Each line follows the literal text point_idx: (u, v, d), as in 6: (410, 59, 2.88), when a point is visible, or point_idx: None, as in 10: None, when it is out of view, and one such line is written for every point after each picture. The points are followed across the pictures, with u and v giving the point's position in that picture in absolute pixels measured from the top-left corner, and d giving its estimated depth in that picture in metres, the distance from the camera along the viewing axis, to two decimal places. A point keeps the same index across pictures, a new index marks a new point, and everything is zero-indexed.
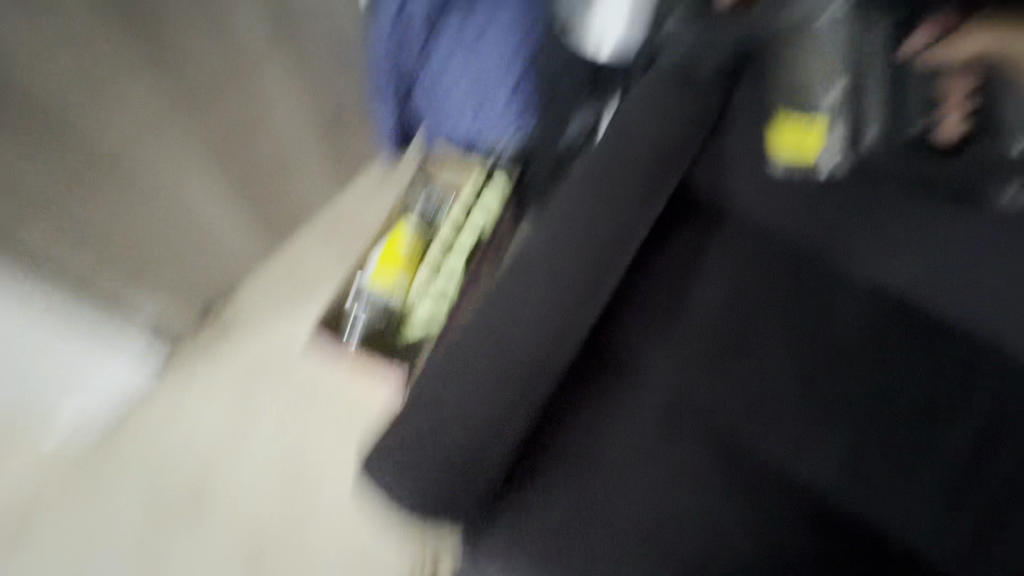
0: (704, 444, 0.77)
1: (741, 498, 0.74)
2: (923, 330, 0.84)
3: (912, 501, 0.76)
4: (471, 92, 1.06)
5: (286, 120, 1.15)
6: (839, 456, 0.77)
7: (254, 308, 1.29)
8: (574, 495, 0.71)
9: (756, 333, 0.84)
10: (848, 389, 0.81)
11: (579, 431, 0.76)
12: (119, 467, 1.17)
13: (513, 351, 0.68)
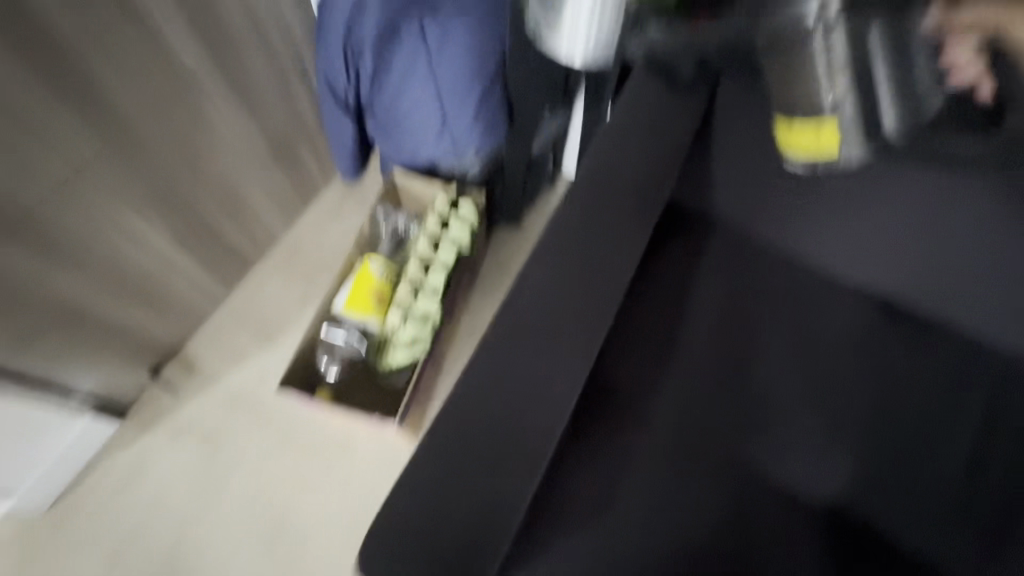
0: (729, 479, 0.70)
1: (777, 534, 0.67)
2: (936, 336, 0.78)
3: (954, 528, 0.67)
4: (435, 114, 0.98)
5: (227, 152, 1.04)
6: (875, 472, 0.71)
7: (213, 358, 1.19)
8: (608, 543, 0.63)
9: (767, 347, 0.77)
10: (874, 397, 0.75)
11: (595, 482, 0.66)
12: (79, 537, 1.03)
13: (509, 401, 0.57)
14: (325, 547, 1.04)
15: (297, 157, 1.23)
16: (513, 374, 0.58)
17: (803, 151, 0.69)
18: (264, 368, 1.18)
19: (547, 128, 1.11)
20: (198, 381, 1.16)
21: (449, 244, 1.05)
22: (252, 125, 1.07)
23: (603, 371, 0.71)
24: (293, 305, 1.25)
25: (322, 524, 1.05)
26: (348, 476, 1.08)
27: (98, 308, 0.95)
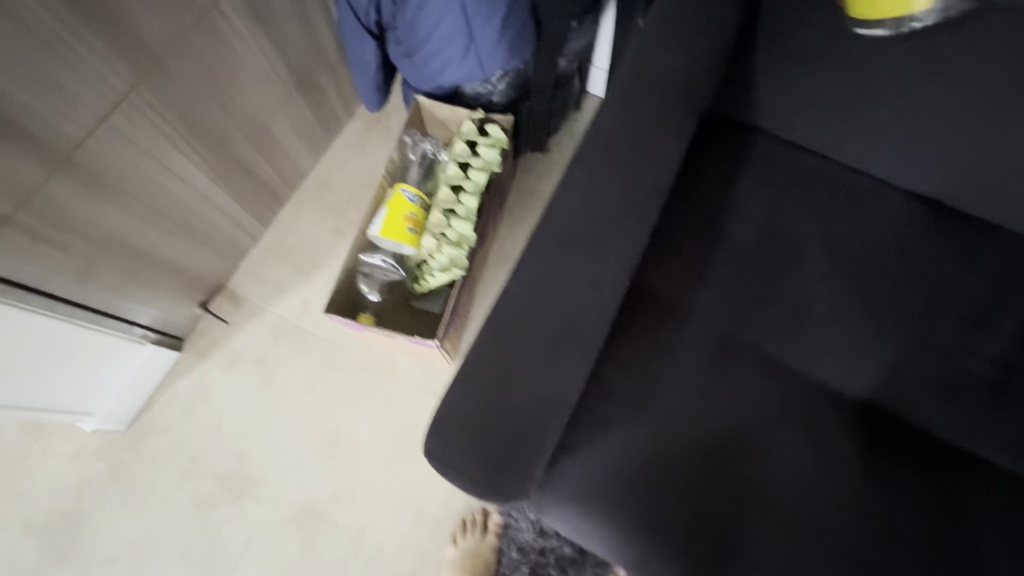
0: (764, 372, 0.73)
1: (810, 421, 0.71)
2: (982, 235, 0.78)
3: (984, 416, 0.70)
4: (460, 30, 0.93)
5: (253, 81, 1.04)
6: (910, 364, 0.73)
7: (259, 288, 1.24)
8: (644, 437, 0.68)
9: (806, 248, 0.78)
10: (910, 292, 0.75)
11: (637, 379, 0.70)
12: (156, 453, 1.14)
13: (556, 304, 0.60)
14: (380, 453, 1.13)
15: (320, 87, 1.22)
16: (554, 285, 0.61)
17: (873, 12, 0.65)
18: (307, 298, 1.24)
19: (574, 44, 1.07)
20: (246, 311, 1.23)
21: (479, 168, 1.05)
22: (275, 54, 1.05)
23: (639, 282, 0.76)
24: (327, 238, 1.28)
25: (372, 438, 1.14)
26: (395, 394, 1.16)
27: (148, 243, 0.99)
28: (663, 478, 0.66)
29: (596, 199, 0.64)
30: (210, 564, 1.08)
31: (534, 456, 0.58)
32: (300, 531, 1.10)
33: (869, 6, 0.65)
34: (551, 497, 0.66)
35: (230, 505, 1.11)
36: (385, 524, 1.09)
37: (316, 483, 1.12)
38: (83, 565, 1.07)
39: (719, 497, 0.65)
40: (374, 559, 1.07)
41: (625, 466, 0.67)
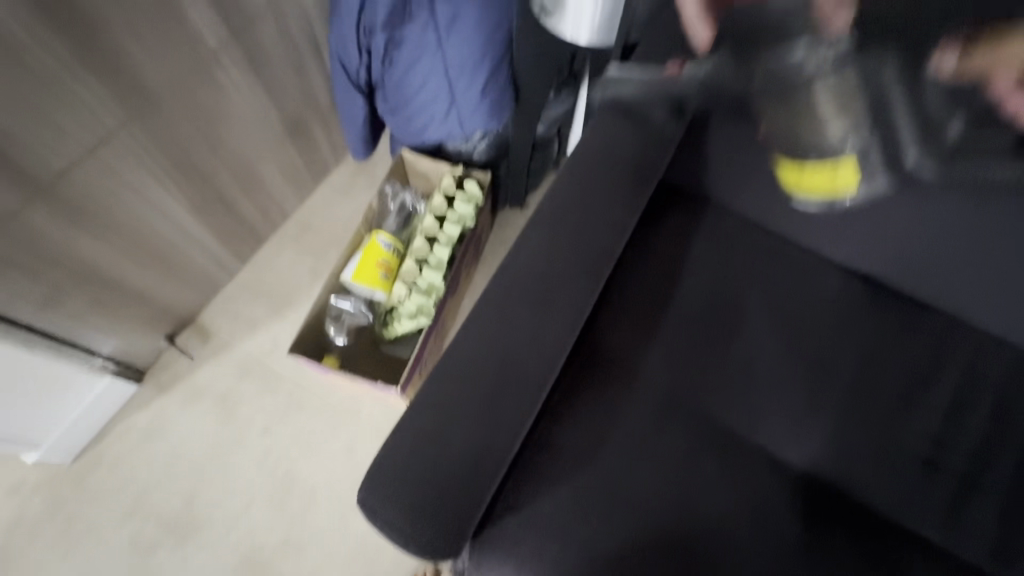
0: (706, 434, 0.75)
1: (750, 485, 0.72)
2: (916, 313, 0.83)
3: (917, 491, 0.73)
4: (444, 92, 1.00)
5: (243, 127, 1.09)
6: (842, 432, 0.76)
7: (229, 323, 1.25)
8: (587, 495, 0.69)
9: (751, 315, 0.81)
10: (844, 364, 0.79)
11: (582, 436, 0.72)
12: (101, 488, 1.09)
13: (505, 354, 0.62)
14: (334, 498, 1.10)
15: (310, 134, 1.27)
16: (505, 336, 0.64)
17: (809, 190, 0.77)
18: (276, 337, 1.24)
19: (552, 110, 1.13)
20: (213, 347, 1.22)
21: (454, 221, 1.10)
22: (268, 102, 1.11)
23: (590, 338, 0.78)
24: (303, 278, 1.30)
25: (327, 485, 1.11)
26: (354, 439, 1.14)
27: (120, 273, 1.00)
28: (605, 538, 0.66)
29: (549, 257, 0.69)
30: None
31: (472, 508, 0.59)
32: None
33: (802, 187, 0.76)
34: (493, 552, 0.66)
35: (170, 551, 1.06)
36: None
37: (264, 530, 1.07)
38: None
39: (654, 557, 0.66)
40: None
41: (568, 524, 0.67)
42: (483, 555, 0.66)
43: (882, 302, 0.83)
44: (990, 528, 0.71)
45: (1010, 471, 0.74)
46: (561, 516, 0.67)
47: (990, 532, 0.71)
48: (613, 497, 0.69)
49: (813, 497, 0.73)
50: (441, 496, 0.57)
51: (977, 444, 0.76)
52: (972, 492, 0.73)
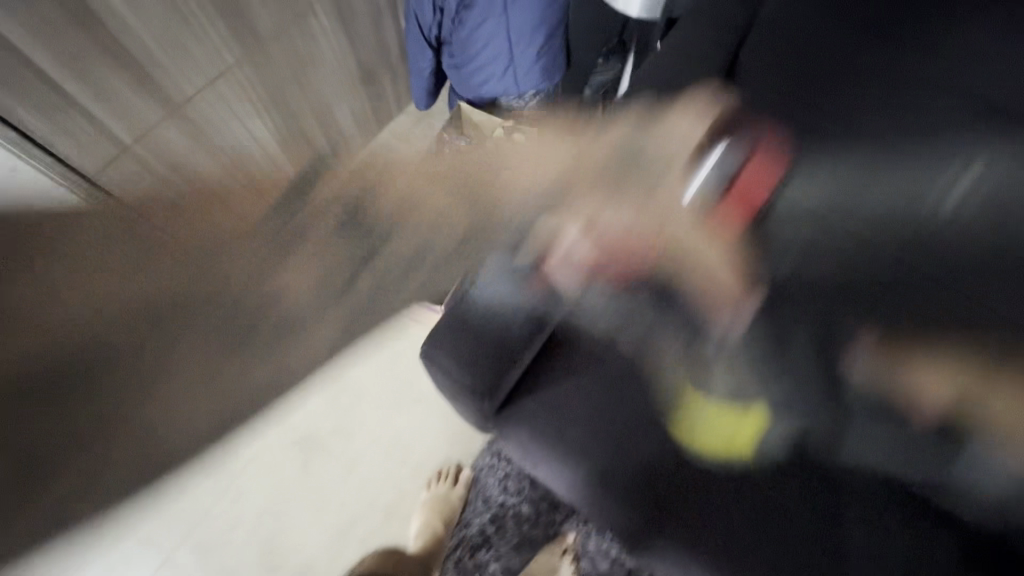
0: (690, 347, 0.88)
1: (717, 387, 0.86)
2: (891, 274, 0.91)
3: (867, 421, 0.85)
4: (503, 54, 1.13)
5: (328, 71, 1.25)
6: (812, 358, 0.88)
7: (295, 247, 1.44)
8: (592, 388, 0.85)
9: (738, 259, 0.92)
10: (823, 312, 0.89)
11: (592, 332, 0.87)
12: (187, 368, 1.31)
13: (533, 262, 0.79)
14: (379, 393, 1.29)
15: (380, 84, 1.43)
16: (530, 243, 0.81)
17: None
18: (339, 261, 1.43)
19: (598, 78, 1.24)
20: (286, 264, 1.42)
21: None
22: (349, 50, 1.26)
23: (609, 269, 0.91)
24: (364, 212, 1.49)
25: (369, 391, 1.30)
26: (398, 350, 1.33)
27: (220, 188, 1.19)
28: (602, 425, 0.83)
29: (570, 193, 0.84)
30: (223, 461, 1.25)
31: (506, 366, 0.76)
32: (299, 447, 1.26)
33: None
34: (511, 407, 0.82)
35: (242, 424, 1.27)
36: (372, 462, 1.25)
37: (319, 418, 1.28)
38: (113, 449, 1.25)
39: (631, 424, 0.84)
40: (359, 489, 1.23)
41: (571, 404, 0.84)
42: (507, 427, 0.83)
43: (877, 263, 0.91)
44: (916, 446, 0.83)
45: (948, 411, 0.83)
46: (568, 394, 0.84)
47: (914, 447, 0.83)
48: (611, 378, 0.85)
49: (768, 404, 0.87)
50: (487, 362, 0.76)
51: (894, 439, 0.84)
52: (909, 428, 0.83)
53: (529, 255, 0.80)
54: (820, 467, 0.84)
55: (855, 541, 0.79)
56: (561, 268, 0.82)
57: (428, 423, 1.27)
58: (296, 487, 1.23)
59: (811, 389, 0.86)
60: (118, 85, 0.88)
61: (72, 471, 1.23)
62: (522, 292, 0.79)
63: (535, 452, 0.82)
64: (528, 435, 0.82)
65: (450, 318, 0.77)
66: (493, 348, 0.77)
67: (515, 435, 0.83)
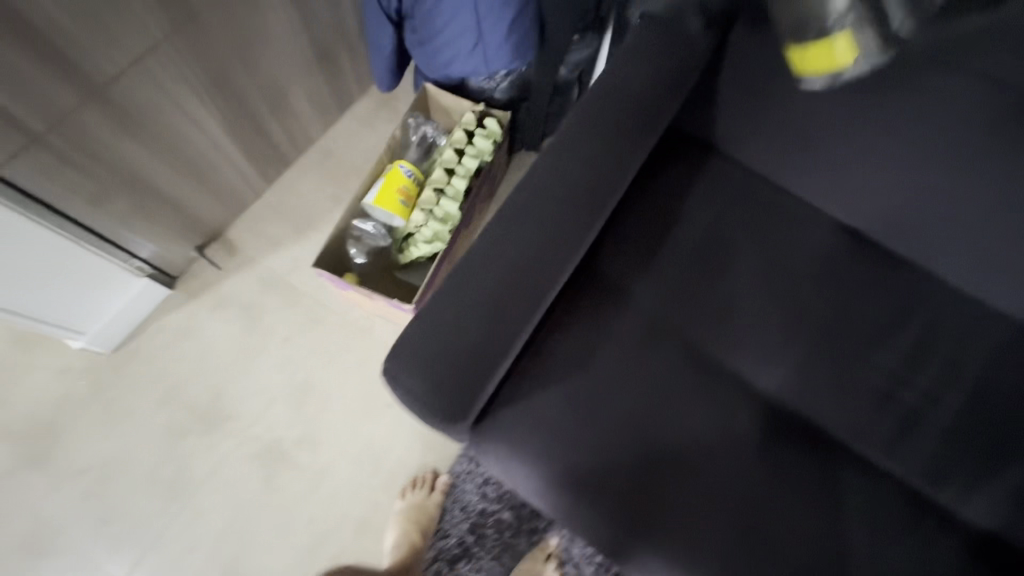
0: (681, 348, 0.82)
1: (711, 389, 0.81)
2: (887, 269, 0.87)
3: (863, 424, 0.81)
4: (470, 29, 1.04)
5: (278, 50, 1.14)
6: (809, 353, 0.83)
7: (252, 243, 1.33)
8: (578, 395, 0.77)
9: (730, 250, 0.86)
10: (820, 304, 0.84)
11: (577, 333, 0.80)
12: (135, 380, 1.20)
13: (510, 262, 0.71)
14: (347, 400, 1.21)
15: (337, 63, 1.31)
16: (506, 242, 0.72)
17: None
18: (299, 257, 1.32)
19: (573, 55, 1.17)
20: (239, 261, 1.30)
21: (473, 155, 1.16)
22: (300, 25, 1.14)
23: (592, 264, 0.84)
24: (325, 203, 1.38)
25: (335, 397, 1.21)
26: (367, 352, 1.24)
27: (159, 181, 1.07)
28: (588, 436, 0.75)
29: (549, 184, 0.76)
30: (177, 480, 1.15)
31: (484, 378, 0.68)
32: (260, 462, 1.17)
33: None
34: (491, 420, 0.75)
35: (200, 436, 1.18)
36: (341, 474, 1.16)
37: (282, 427, 1.19)
38: (53, 470, 1.14)
39: (623, 432, 0.76)
40: (328, 503, 1.15)
41: (556, 413, 0.76)
42: (484, 441, 0.75)
43: (870, 254, 0.87)
44: (916, 441, 0.79)
45: (947, 405, 0.80)
46: (554, 401, 0.76)
47: (915, 442, 0.79)
48: (600, 384, 0.78)
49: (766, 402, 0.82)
50: (466, 373, 0.67)
51: (897, 433, 0.80)
52: (906, 436, 0.80)
53: (505, 253, 0.71)
54: (822, 467, 0.79)
55: (855, 550, 0.74)
56: (543, 266, 0.73)
57: (400, 429, 1.20)
58: (258, 505, 1.14)
59: (812, 381, 0.82)
60: (20, 66, 0.76)
61: (9, 498, 1.12)
62: (500, 294, 0.69)
63: (518, 467, 0.74)
64: (511, 448, 0.74)
65: (421, 326, 0.68)
66: (472, 359, 0.67)
67: (497, 449, 0.75)
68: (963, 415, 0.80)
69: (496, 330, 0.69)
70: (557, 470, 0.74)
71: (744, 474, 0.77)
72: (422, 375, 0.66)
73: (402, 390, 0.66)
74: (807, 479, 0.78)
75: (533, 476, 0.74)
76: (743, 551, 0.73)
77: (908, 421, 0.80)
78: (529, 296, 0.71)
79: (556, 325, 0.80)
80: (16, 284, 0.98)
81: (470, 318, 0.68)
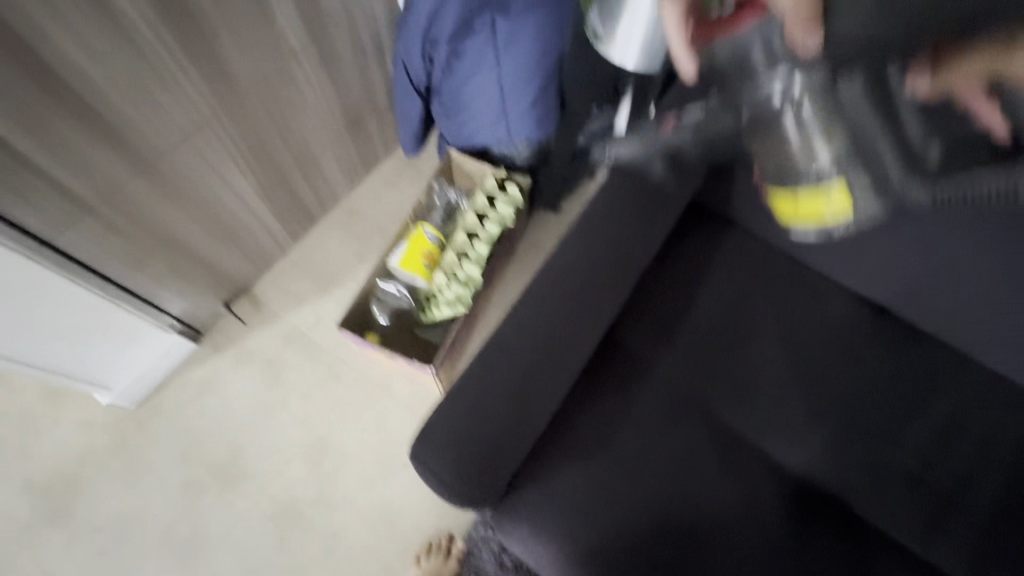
0: (704, 424, 0.81)
1: (737, 469, 0.79)
2: (913, 344, 0.86)
3: (898, 505, 0.78)
4: (496, 104, 1.10)
5: (313, 120, 1.20)
6: (836, 430, 0.81)
7: (277, 300, 1.36)
8: (601, 472, 0.76)
9: (753, 324, 0.87)
10: (845, 381, 0.84)
11: (600, 408, 0.80)
12: (156, 435, 1.21)
13: (535, 338, 0.72)
14: (365, 459, 1.20)
15: (366, 128, 1.38)
16: (534, 318, 0.73)
17: None
18: (322, 313, 1.35)
19: (592, 124, 1.18)
20: (265, 317, 1.34)
21: (495, 219, 1.19)
22: (334, 98, 1.22)
23: (615, 337, 0.85)
24: (348, 260, 1.42)
25: (351, 455, 1.20)
26: (385, 411, 1.24)
27: (195, 244, 1.12)
28: (612, 513, 0.74)
29: (573, 259, 0.78)
30: (191, 541, 1.14)
31: (509, 457, 0.68)
32: (275, 524, 1.15)
33: None
34: (514, 497, 0.74)
35: (217, 493, 1.17)
36: (356, 538, 1.15)
37: (299, 486, 1.18)
38: (70, 527, 1.14)
39: (648, 514, 0.75)
40: (342, 567, 1.13)
41: (580, 492, 0.75)
42: (507, 516, 0.74)
43: (894, 331, 0.87)
44: (953, 528, 0.77)
45: (983, 489, 0.78)
46: (577, 479, 0.76)
47: (952, 530, 0.77)
48: (624, 461, 0.77)
49: (794, 482, 0.80)
50: (491, 451, 0.67)
51: (930, 518, 0.77)
52: (944, 520, 0.77)
53: (532, 329, 0.73)
54: (855, 553, 0.76)
55: None
56: (568, 341, 0.74)
57: (417, 491, 1.18)
58: (272, 569, 1.12)
59: (841, 463, 0.80)
60: (81, 145, 0.81)
61: (24, 556, 1.12)
62: (526, 368, 0.71)
63: (541, 546, 0.73)
64: (535, 527, 0.73)
65: (447, 407, 0.68)
66: (495, 437, 0.68)
67: (519, 528, 0.74)
68: (1003, 500, 0.77)
69: (522, 408, 0.70)
70: (581, 552, 0.72)
71: (774, 561, 0.74)
72: (448, 457, 0.66)
73: (427, 472, 0.66)
74: (840, 567, 0.75)
75: (556, 555, 0.73)
76: None
77: (943, 507, 0.78)
78: (554, 375, 0.72)
79: (578, 399, 0.80)
80: (54, 343, 1.01)
81: (498, 393, 0.69)
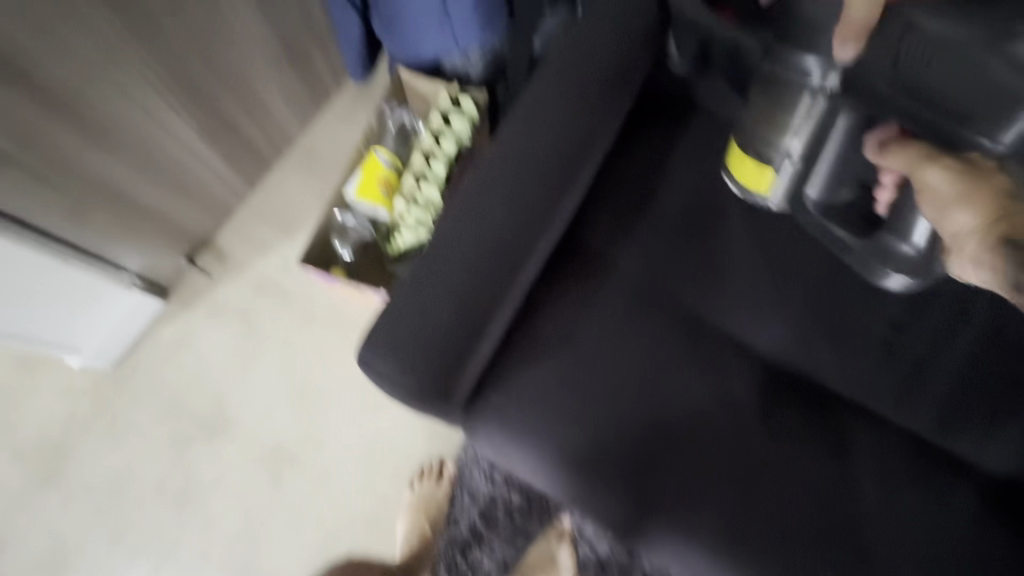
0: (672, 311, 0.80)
1: (702, 350, 0.79)
2: None
3: (868, 375, 0.79)
4: (436, 8, 1.02)
5: (245, 48, 1.12)
6: (806, 303, 0.81)
7: (240, 250, 1.32)
8: (568, 369, 0.75)
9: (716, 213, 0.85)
10: (815, 258, 0.83)
11: (564, 302, 0.79)
12: (134, 395, 1.21)
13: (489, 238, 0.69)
14: (348, 396, 1.20)
15: (310, 58, 1.30)
16: (478, 211, 0.71)
17: None
18: (288, 258, 1.32)
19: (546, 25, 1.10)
20: (230, 267, 1.30)
21: (451, 137, 1.13)
22: (265, 22, 1.13)
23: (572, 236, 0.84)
24: (311, 203, 1.36)
25: (334, 393, 1.20)
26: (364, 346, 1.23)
27: (137, 191, 1.06)
28: (574, 412, 0.73)
29: (521, 145, 0.74)
30: (187, 488, 1.15)
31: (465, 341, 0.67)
32: (267, 462, 1.17)
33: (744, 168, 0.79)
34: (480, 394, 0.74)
35: (206, 443, 1.18)
36: (347, 469, 1.16)
37: (287, 427, 1.19)
38: (64, 488, 1.15)
39: (622, 395, 0.75)
40: (336, 499, 1.15)
41: (552, 384, 0.75)
42: (478, 426, 0.73)
43: None
44: (922, 394, 0.78)
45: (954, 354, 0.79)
46: (547, 374, 0.75)
47: (921, 397, 0.77)
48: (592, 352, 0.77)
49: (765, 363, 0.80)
50: (440, 353, 0.66)
51: (895, 386, 0.78)
52: (920, 381, 0.78)
53: (477, 228, 0.70)
54: (823, 427, 0.77)
55: (861, 500, 0.73)
56: (526, 222, 0.73)
57: (403, 419, 1.19)
58: (268, 506, 1.15)
59: (813, 342, 0.80)
60: None
61: (21, 520, 1.14)
62: (479, 263, 0.69)
63: (510, 443, 0.72)
64: (511, 423, 0.73)
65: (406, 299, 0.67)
66: (436, 330, 0.66)
67: (491, 428, 0.73)
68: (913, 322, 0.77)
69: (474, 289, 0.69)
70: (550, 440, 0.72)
71: (747, 436, 0.75)
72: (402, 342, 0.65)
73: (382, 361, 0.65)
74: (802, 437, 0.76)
75: (530, 456, 0.72)
76: (752, 515, 0.70)
77: (915, 373, 0.78)
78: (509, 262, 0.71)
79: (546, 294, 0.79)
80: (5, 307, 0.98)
81: (444, 295, 0.67)
